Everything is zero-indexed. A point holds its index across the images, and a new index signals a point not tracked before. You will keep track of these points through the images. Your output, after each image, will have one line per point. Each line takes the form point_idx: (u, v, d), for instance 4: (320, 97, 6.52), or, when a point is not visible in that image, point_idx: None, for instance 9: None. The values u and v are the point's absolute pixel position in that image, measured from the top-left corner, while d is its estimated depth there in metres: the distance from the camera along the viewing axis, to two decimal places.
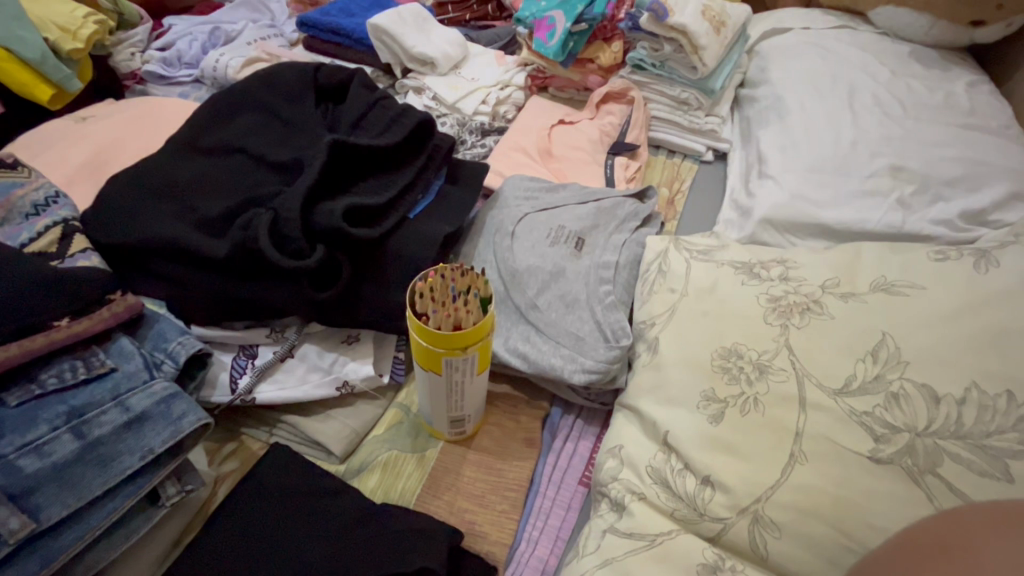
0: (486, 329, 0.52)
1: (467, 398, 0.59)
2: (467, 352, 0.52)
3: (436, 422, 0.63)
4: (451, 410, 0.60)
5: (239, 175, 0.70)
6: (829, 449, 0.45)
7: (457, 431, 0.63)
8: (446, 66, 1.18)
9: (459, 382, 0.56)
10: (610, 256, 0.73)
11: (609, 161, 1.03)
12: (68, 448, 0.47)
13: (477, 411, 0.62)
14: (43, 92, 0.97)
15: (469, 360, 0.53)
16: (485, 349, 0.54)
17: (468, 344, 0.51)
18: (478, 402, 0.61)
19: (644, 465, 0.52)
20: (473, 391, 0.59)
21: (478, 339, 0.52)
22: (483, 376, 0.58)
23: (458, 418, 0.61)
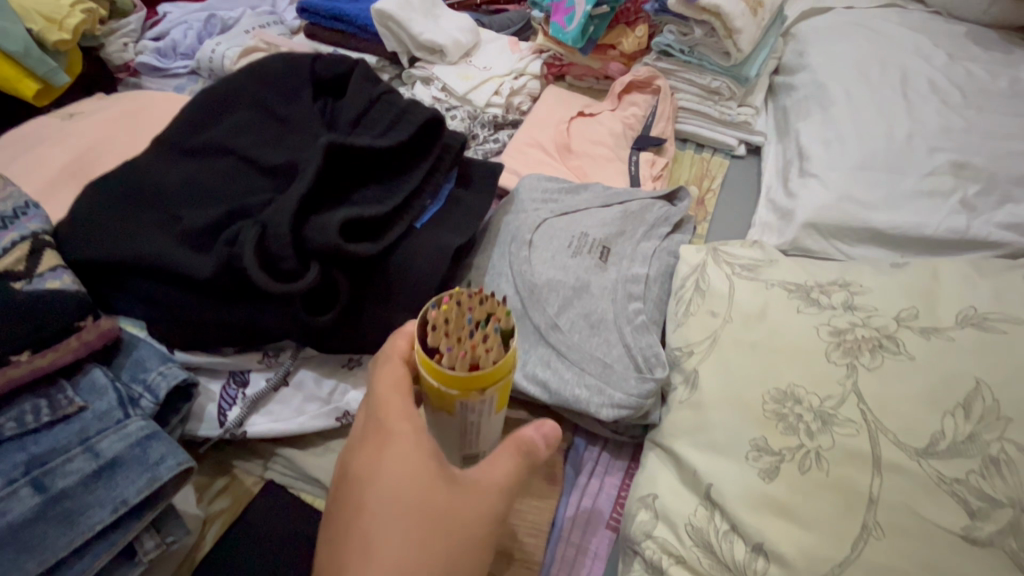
0: (508, 367, 0.44)
1: (484, 436, 0.51)
2: (486, 393, 0.45)
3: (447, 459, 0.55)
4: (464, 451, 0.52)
5: (228, 181, 0.64)
6: (911, 522, 0.38)
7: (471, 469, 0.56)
8: (456, 53, 1.09)
9: (476, 424, 0.48)
10: (640, 269, 0.66)
11: (633, 157, 0.94)
12: (27, 505, 0.42)
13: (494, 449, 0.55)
14: (27, 88, 0.91)
15: (488, 401, 0.46)
16: (505, 388, 0.47)
17: (486, 385, 0.44)
18: (495, 439, 0.53)
19: (684, 523, 0.46)
20: (490, 430, 0.51)
21: (498, 380, 0.44)
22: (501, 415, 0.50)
23: (472, 456, 0.53)
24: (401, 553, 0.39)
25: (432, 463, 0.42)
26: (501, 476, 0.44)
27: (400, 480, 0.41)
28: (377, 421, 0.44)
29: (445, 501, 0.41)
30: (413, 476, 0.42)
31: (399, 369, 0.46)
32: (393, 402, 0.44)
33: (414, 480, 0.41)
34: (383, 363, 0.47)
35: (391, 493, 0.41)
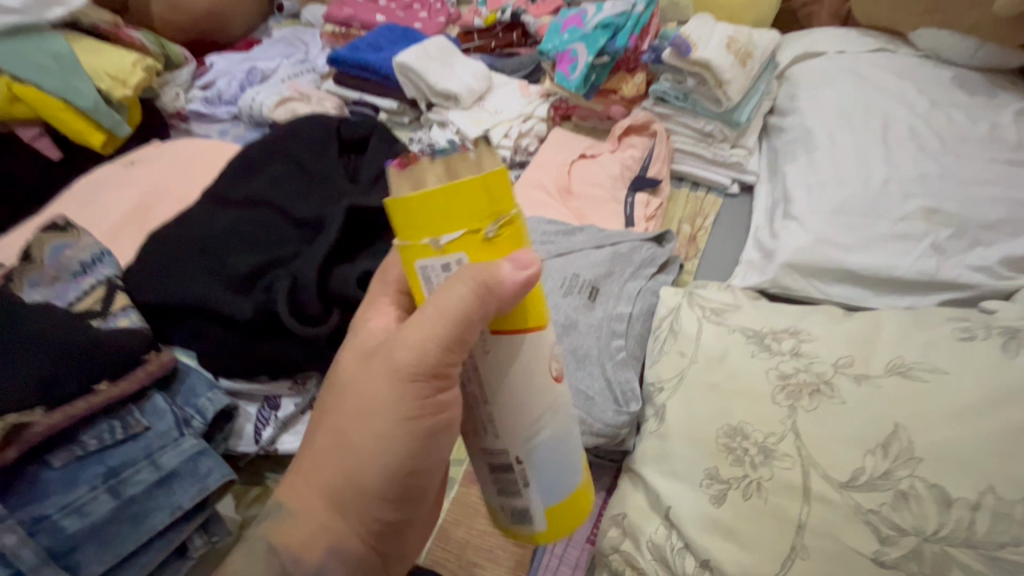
0: (462, 204, 0.31)
1: (517, 416, 0.37)
2: (445, 245, 0.33)
3: (488, 493, 0.42)
4: (489, 453, 0.39)
5: (265, 231, 0.74)
6: (833, 547, 0.45)
7: (523, 523, 0.41)
8: (470, 99, 1.20)
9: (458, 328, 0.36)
10: (626, 308, 0.74)
11: (630, 198, 1.02)
12: (105, 509, 0.51)
13: (524, 446, 0.38)
14: (96, 138, 1.05)
15: (456, 264, 0.34)
16: (484, 253, 0.33)
17: (439, 231, 0.32)
18: (527, 432, 0.38)
19: (645, 539, 0.53)
20: (511, 392, 0.37)
21: (449, 212, 0.32)
22: (528, 355, 0.36)
23: (503, 463, 0.39)
24: (322, 431, 0.43)
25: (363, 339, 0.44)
26: (429, 331, 0.38)
27: (343, 362, 0.44)
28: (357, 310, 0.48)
29: (362, 373, 0.42)
30: (349, 360, 0.44)
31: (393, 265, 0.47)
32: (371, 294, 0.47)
33: (349, 364, 0.44)
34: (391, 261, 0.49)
35: (334, 376, 0.45)
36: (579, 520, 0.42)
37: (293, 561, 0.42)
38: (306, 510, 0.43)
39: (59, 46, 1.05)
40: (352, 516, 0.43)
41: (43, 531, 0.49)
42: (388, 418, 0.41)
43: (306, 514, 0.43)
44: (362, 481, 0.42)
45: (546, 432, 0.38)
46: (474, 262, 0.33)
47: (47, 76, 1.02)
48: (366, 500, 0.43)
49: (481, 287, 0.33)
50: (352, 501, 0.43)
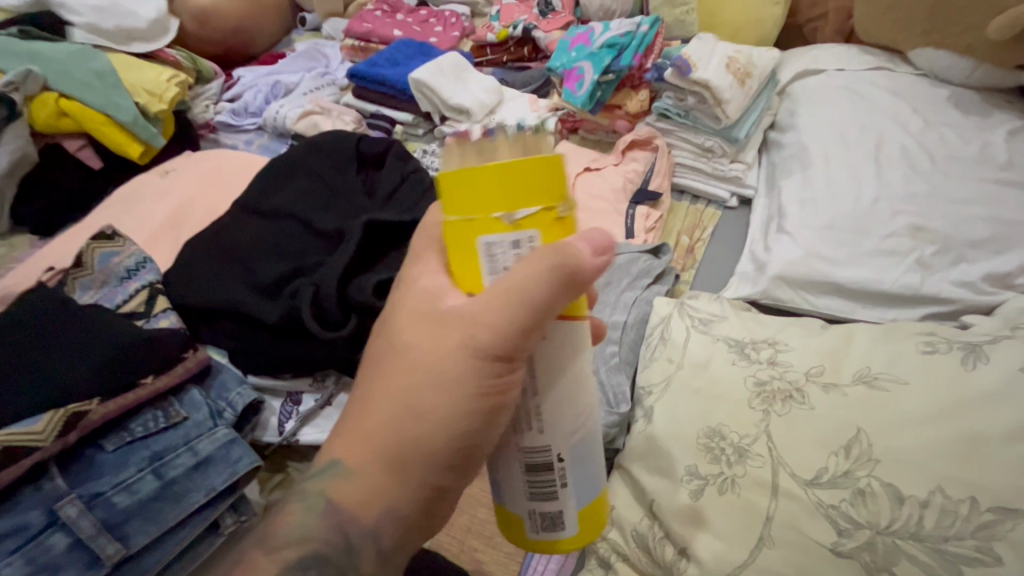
0: (545, 184, 0.36)
1: (559, 411, 0.40)
2: (519, 220, 0.36)
3: (515, 503, 0.43)
4: (528, 453, 0.41)
5: (290, 240, 0.81)
6: (795, 537, 0.50)
7: (552, 529, 0.42)
8: (481, 113, 1.26)
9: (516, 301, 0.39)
10: (620, 316, 0.80)
11: (630, 210, 1.07)
12: (150, 487, 0.58)
13: (567, 443, 0.41)
14: (133, 149, 1.13)
15: (526, 241, 0.37)
16: (555, 232, 0.38)
17: (515, 206, 0.36)
18: (571, 428, 0.41)
19: (631, 528, 0.59)
20: (559, 389, 0.40)
21: (524, 192, 0.36)
22: (571, 356, 0.41)
23: (540, 462, 0.41)
24: (381, 393, 0.45)
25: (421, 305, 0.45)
26: (505, 300, 0.39)
27: (406, 333, 0.45)
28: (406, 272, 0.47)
29: (431, 344, 0.44)
30: (417, 332, 0.45)
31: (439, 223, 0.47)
32: (420, 255, 0.47)
33: (416, 337, 0.45)
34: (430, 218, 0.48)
35: (398, 346, 0.46)
36: (598, 528, 0.44)
37: (348, 515, 0.46)
38: (364, 468, 0.45)
39: (102, 65, 1.16)
40: (407, 478, 0.45)
41: (97, 505, 0.55)
42: (462, 394, 0.43)
43: (363, 472, 0.45)
44: (421, 445, 0.44)
45: (586, 432, 0.42)
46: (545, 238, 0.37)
47: (90, 92, 1.11)
48: (429, 469, 0.45)
49: (564, 275, 0.38)
50: (408, 464, 0.45)
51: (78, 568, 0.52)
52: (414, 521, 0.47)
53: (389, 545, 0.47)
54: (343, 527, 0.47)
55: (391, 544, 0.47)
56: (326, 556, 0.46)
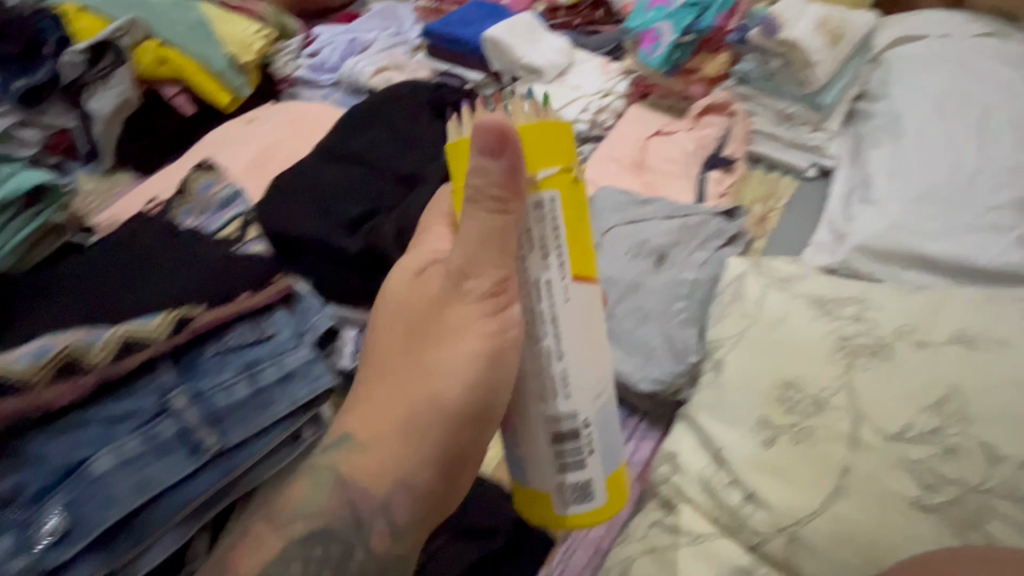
0: (558, 148, 0.45)
1: (581, 378, 0.48)
2: (540, 180, 0.45)
3: (544, 478, 0.49)
4: (556, 422, 0.48)
5: (368, 182, 0.84)
6: (875, 489, 0.50)
7: (582, 498, 0.49)
8: (552, 73, 1.27)
9: (523, 253, 0.47)
10: (689, 275, 0.78)
11: (702, 174, 1.05)
12: (243, 391, 0.61)
13: (591, 408, 0.48)
14: (222, 97, 1.21)
15: (547, 200, 0.46)
16: (569, 190, 0.46)
17: (537, 168, 0.45)
18: (593, 395, 0.48)
19: (696, 473, 0.59)
20: (579, 359, 0.48)
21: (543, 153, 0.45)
22: (589, 321, 0.48)
23: (567, 434, 0.48)
24: (389, 357, 0.52)
25: (421, 286, 0.52)
26: (504, 247, 0.47)
27: (406, 301, 0.53)
28: (400, 267, 0.55)
29: (435, 307, 0.52)
30: (416, 300, 0.52)
31: (437, 232, 0.55)
32: (415, 255, 0.55)
33: (418, 302, 0.52)
34: (423, 228, 0.56)
35: (398, 315, 0.53)
36: (620, 496, 0.50)
37: (358, 490, 0.49)
38: (379, 437, 0.50)
39: (198, 16, 1.23)
40: (421, 443, 0.50)
41: (199, 402, 0.58)
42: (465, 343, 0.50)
43: (377, 443, 0.50)
44: (432, 408, 0.50)
45: (605, 399, 0.49)
46: (523, 181, 0.44)
47: (190, 42, 1.20)
48: (444, 421, 0.50)
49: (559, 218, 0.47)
50: (423, 427, 0.50)
51: (183, 453, 0.56)
52: (429, 495, 0.51)
53: (401, 523, 0.50)
54: (353, 503, 0.49)
55: (406, 517, 0.50)
56: (333, 531, 0.49)
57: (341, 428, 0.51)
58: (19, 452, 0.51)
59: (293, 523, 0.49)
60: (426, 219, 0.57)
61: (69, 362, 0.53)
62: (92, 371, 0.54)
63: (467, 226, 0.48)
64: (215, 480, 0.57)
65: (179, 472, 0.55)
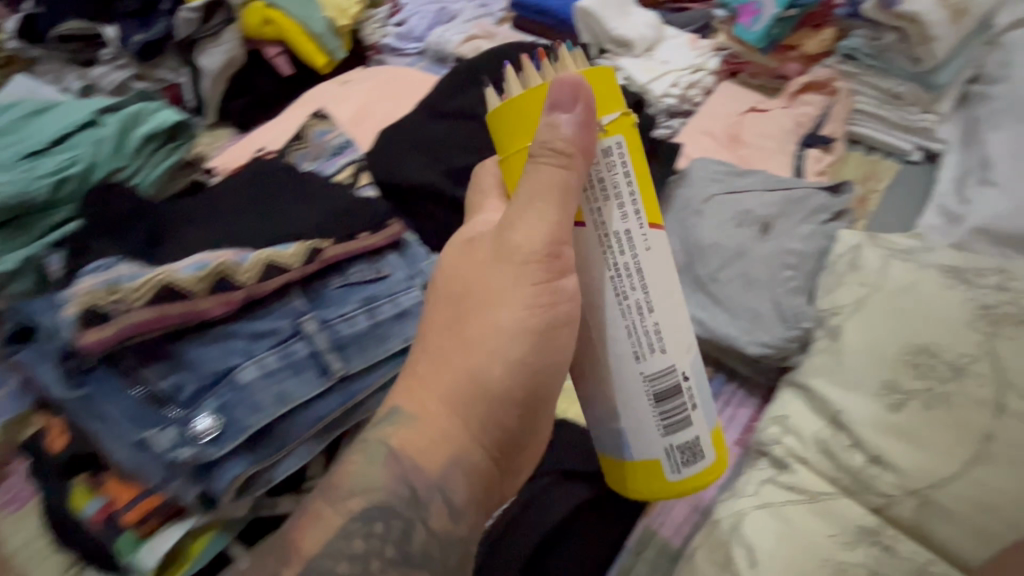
0: (613, 96, 0.44)
1: (671, 333, 0.46)
2: (606, 126, 0.44)
3: (649, 440, 0.48)
4: (655, 380, 0.47)
5: (474, 136, 0.86)
6: (1021, 456, 0.50)
7: (694, 458, 0.48)
8: (642, 48, 1.24)
9: (598, 206, 0.45)
10: (796, 245, 0.76)
11: (799, 151, 1.02)
12: (363, 324, 0.63)
13: (685, 359, 0.47)
14: (319, 59, 1.25)
15: (613, 147, 0.44)
16: (629, 133, 0.45)
17: (602, 114, 0.43)
18: (687, 348, 0.47)
19: (811, 434, 0.58)
20: (666, 313, 0.46)
21: (603, 99, 0.43)
22: (669, 269, 0.46)
23: (663, 391, 0.47)
24: (433, 331, 0.48)
25: (469, 253, 0.49)
26: (565, 199, 0.44)
27: (452, 271, 0.49)
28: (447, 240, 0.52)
29: (478, 274, 0.48)
30: (461, 270, 0.49)
31: (490, 203, 0.52)
32: (466, 227, 0.52)
33: (463, 270, 0.49)
34: (476, 203, 0.54)
35: (443, 287, 0.50)
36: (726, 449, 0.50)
37: (412, 464, 0.46)
38: (429, 412, 0.47)
39: None
40: (471, 417, 0.47)
41: (326, 328, 0.61)
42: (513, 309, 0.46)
43: (426, 418, 0.47)
44: (479, 379, 0.46)
45: (696, 351, 0.48)
46: (589, 135, 0.43)
47: (292, 4, 1.23)
48: (493, 396, 0.46)
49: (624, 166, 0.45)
50: (471, 402, 0.46)
51: (313, 373, 0.59)
52: (484, 474, 0.48)
53: (458, 503, 0.47)
54: (408, 477, 0.47)
55: (463, 497, 0.47)
56: (392, 506, 0.46)
57: (390, 403, 0.49)
58: (179, 355, 0.56)
59: (349, 499, 0.46)
60: (477, 192, 0.54)
61: (222, 277, 0.56)
62: (242, 288, 0.57)
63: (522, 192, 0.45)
64: (338, 403, 0.59)
65: (310, 390, 0.58)
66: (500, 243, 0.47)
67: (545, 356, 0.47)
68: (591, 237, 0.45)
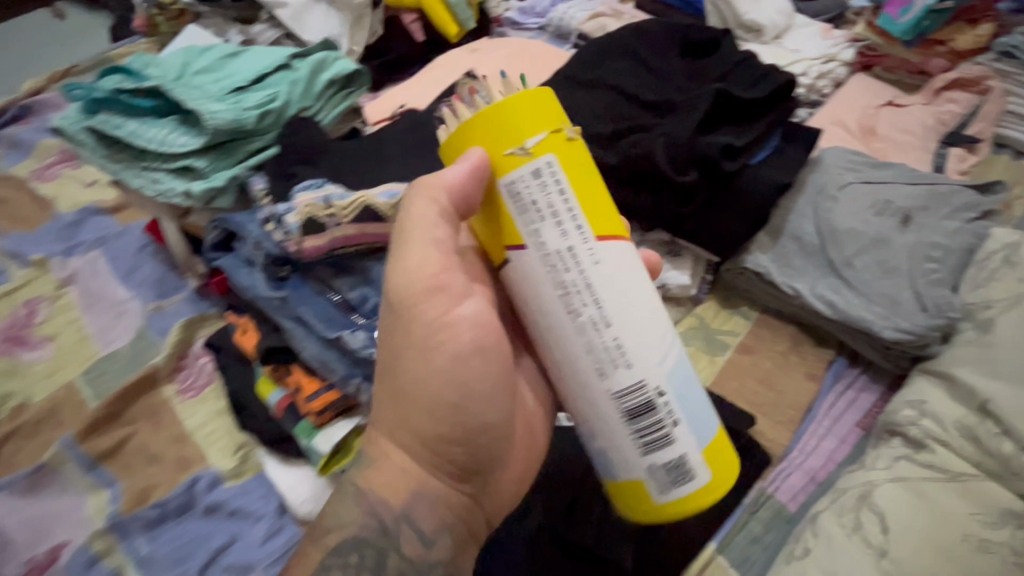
0: (536, 115, 0.39)
1: (634, 353, 0.40)
2: (532, 148, 0.39)
3: (626, 463, 0.42)
4: (624, 397, 0.40)
5: (611, 106, 0.88)
6: None
7: (681, 478, 0.41)
8: (771, 34, 1.22)
9: (535, 227, 0.39)
10: (941, 239, 0.73)
11: (941, 149, 0.99)
12: None
13: (654, 375, 0.40)
14: (451, 27, 1.31)
15: (545, 168, 0.39)
16: (568, 151, 0.40)
17: (524, 138, 0.39)
18: (659, 358, 0.40)
19: (953, 420, 0.60)
20: (628, 329, 0.39)
21: (525, 127, 0.38)
22: (631, 281, 0.40)
23: (635, 409, 0.40)
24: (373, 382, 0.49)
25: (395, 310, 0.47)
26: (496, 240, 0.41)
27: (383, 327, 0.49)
28: None
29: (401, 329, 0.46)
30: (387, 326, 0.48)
31: None
32: None
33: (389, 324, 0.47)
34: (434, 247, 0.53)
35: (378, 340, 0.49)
36: (728, 463, 0.42)
37: (378, 498, 0.46)
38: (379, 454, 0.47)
39: None
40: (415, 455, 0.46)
41: None
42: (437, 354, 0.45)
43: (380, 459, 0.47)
44: (413, 422, 0.46)
45: (674, 358, 0.41)
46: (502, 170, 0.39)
47: None
48: (426, 434, 0.46)
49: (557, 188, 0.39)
50: (411, 443, 0.46)
51: None
52: (449, 500, 0.48)
53: (429, 530, 0.46)
54: (377, 510, 0.46)
55: (431, 523, 0.46)
56: (366, 539, 0.45)
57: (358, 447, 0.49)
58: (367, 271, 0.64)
59: (327, 535, 0.46)
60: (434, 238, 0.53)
61: None
62: None
63: (424, 252, 0.44)
64: None
65: None
66: (420, 296, 0.44)
67: (471, 390, 0.46)
68: (527, 266, 0.40)
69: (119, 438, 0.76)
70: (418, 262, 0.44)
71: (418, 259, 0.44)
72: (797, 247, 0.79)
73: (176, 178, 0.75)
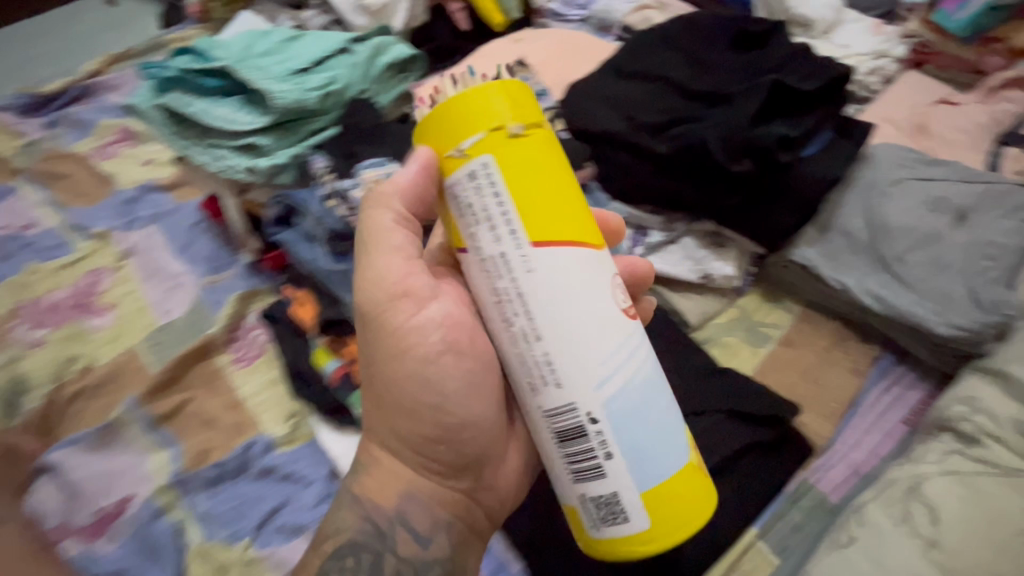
0: (472, 115, 0.38)
1: (564, 369, 0.39)
2: (467, 150, 0.38)
3: (564, 486, 0.42)
4: (555, 417, 0.40)
5: (659, 97, 0.88)
6: None
7: (610, 519, 0.40)
8: (820, 28, 1.20)
9: (472, 231, 0.40)
10: (998, 237, 0.72)
11: (996, 149, 0.97)
12: None
13: (590, 400, 0.39)
14: (497, 15, 1.33)
15: (481, 168, 0.38)
16: (509, 148, 0.38)
17: (460, 138, 0.38)
18: (593, 382, 0.39)
19: (1007, 416, 0.60)
20: (562, 347, 0.38)
21: (468, 127, 0.38)
22: (572, 293, 0.38)
23: (572, 434, 0.40)
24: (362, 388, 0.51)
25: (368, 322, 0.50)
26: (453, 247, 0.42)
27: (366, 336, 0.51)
28: None
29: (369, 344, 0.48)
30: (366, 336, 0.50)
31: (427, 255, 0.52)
32: None
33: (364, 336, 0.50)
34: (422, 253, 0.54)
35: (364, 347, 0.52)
36: (677, 489, 0.40)
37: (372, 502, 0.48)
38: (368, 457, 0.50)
39: None
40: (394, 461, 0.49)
41: None
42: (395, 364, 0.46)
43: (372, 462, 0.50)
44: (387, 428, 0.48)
45: (613, 382, 0.39)
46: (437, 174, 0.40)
47: None
48: (397, 440, 0.48)
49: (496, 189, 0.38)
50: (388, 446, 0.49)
51: None
52: (440, 499, 0.50)
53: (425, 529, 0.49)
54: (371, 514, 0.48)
55: (423, 522, 0.49)
56: (361, 542, 0.47)
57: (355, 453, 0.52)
58: None
59: (326, 542, 0.48)
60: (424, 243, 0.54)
61: None
62: None
63: (389, 259, 0.46)
64: None
65: None
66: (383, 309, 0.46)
67: (443, 391, 0.47)
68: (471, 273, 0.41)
69: (179, 402, 0.80)
70: (381, 270, 0.45)
71: (382, 271, 0.46)
72: (846, 243, 0.78)
73: (241, 155, 0.78)
